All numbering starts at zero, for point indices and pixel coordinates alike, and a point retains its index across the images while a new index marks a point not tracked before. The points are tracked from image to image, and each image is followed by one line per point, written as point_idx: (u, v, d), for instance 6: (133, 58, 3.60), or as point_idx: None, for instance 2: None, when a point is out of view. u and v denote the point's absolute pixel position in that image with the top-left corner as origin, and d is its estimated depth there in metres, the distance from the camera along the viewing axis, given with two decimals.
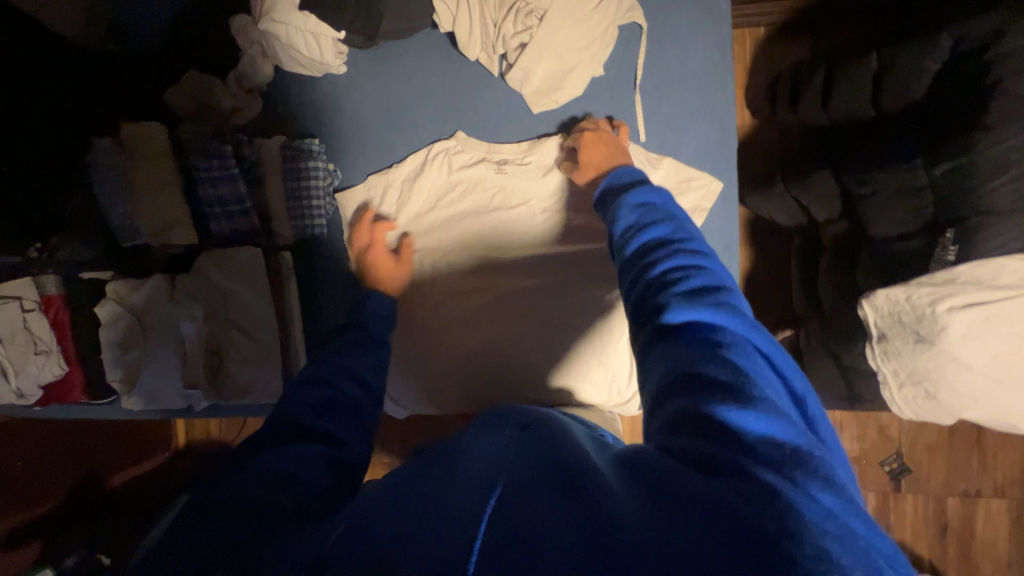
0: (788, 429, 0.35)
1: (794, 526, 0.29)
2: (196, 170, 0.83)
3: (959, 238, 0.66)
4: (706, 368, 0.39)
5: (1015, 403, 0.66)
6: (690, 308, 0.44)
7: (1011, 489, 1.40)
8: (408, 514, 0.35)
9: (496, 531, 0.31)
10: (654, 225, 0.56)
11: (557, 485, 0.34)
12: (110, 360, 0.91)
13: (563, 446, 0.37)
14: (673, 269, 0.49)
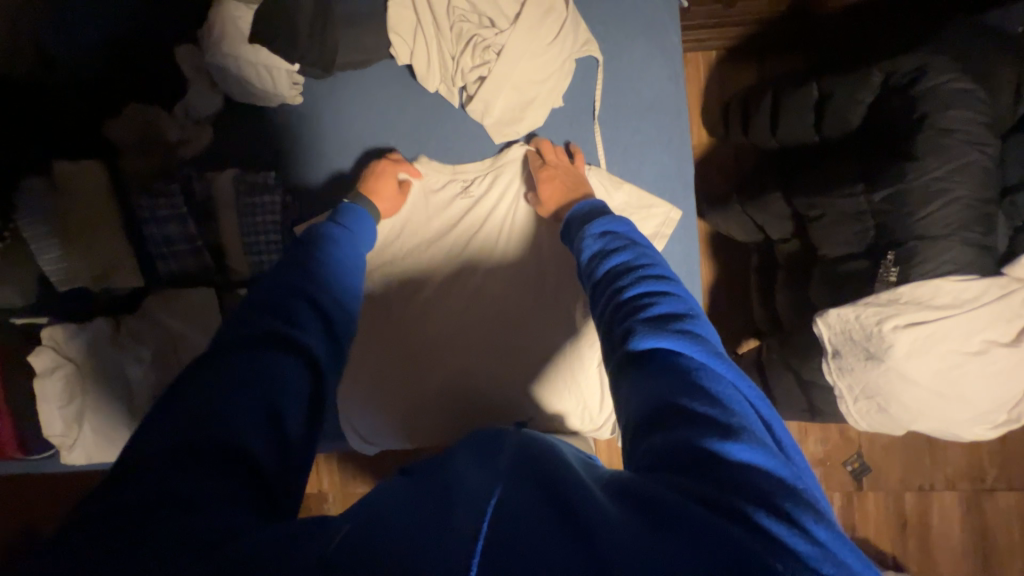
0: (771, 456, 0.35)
1: (787, 563, 0.28)
2: (140, 210, 0.79)
3: (899, 261, 0.69)
4: (684, 393, 0.38)
5: (960, 415, 0.68)
6: (661, 333, 0.44)
7: (960, 481, 1.48)
8: (399, 523, 0.32)
9: (495, 544, 0.29)
10: (620, 252, 0.56)
11: (552, 503, 0.33)
12: (46, 413, 0.84)
13: (555, 463, 0.36)
14: (640, 294, 0.49)
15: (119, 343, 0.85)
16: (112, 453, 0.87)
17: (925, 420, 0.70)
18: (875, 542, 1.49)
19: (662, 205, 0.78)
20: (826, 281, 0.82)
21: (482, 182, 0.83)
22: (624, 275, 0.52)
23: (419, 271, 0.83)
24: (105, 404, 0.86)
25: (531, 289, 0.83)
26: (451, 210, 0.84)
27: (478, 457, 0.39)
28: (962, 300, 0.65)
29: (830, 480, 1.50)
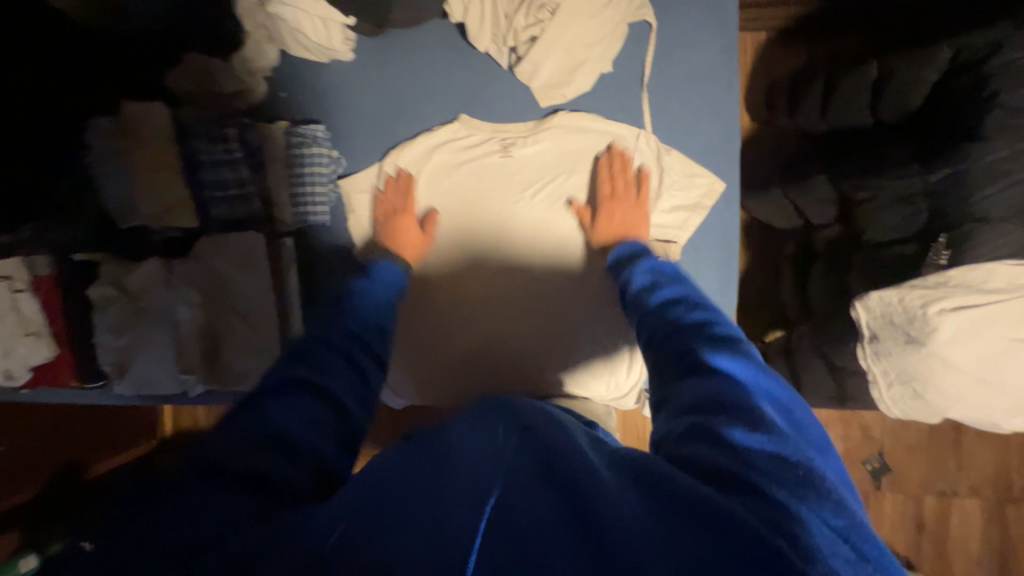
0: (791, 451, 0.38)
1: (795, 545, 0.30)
2: (197, 153, 0.82)
3: (952, 245, 0.67)
4: (726, 397, 0.43)
5: (1003, 406, 0.66)
6: (714, 351, 0.49)
7: (985, 490, 1.45)
8: (401, 512, 0.34)
9: (495, 532, 0.32)
10: (667, 285, 0.63)
11: (554, 487, 0.35)
12: (102, 343, 0.90)
13: (556, 444, 0.39)
14: (690, 317, 0.56)
15: (170, 282, 0.90)
16: (157, 386, 0.92)
17: (963, 408, 0.69)
18: (889, 542, 1.47)
19: (707, 175, 0.79)
20: (871, 265, 0.80)
21: (523, 146, 0.83)
22: (671, 302, 0.60)
23: (454, 232, 0.85)
24: (154, 339, 0.91)
25: (557, 256, 0.84)
26: (491, 172, 0.85)
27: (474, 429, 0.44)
28: (1017, 285, 0.64)
29: None
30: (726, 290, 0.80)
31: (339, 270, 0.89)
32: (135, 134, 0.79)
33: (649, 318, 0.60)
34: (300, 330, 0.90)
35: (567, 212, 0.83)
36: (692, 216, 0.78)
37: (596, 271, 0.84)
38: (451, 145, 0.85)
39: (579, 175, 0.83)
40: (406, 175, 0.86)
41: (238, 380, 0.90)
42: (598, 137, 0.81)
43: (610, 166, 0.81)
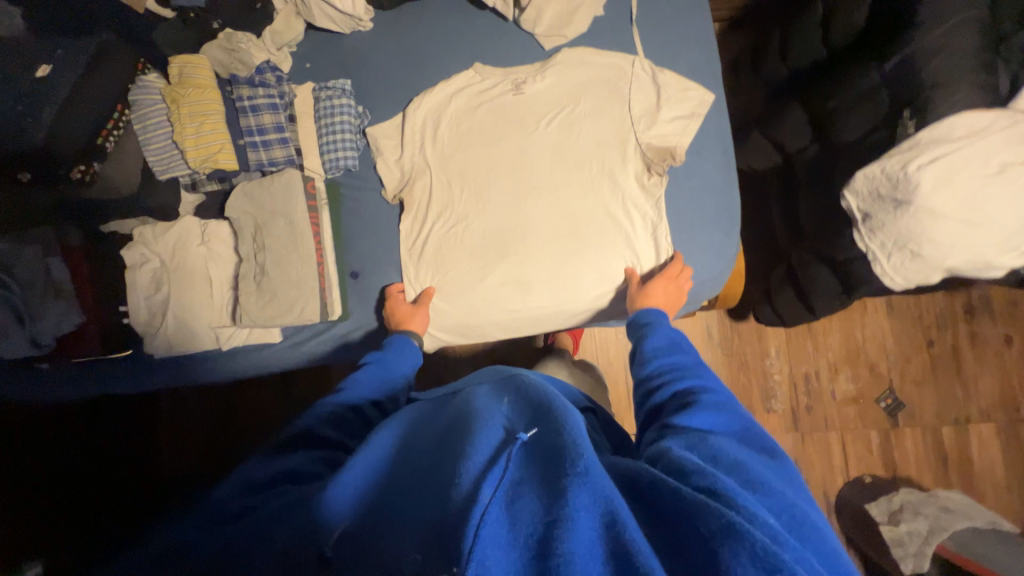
0: (782, 501, 0.45)
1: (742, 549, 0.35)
2: (240, 99, 0.86)
3: (917, 114, 0.79)
4: (712, 439, 0.51)
5: (989, 241, 0.74)
6: (712, 409, 0.57)
7: (995, 412, 1.49)
8: (405, 508, 0.45)
9: (498, 513, 0.39)
10: (679, 353, 0.70)
11: (549, 466, 0.42)
12: (134, 302, 0.90)
13: (566, 427, 0.45)
14: (691, 383, 0.64)
15: (207, 240, 0.92)
16: (192, 342, 0.91)
17: (957, 255, 0.76)
18: (917, 479, 1.47)
19: (698, 88, 0.89)
20: (850, 158, 0.90)
21: (533, 83, 0.93)
22: (678, 368, 0.68)
23: (475, 160, 0.94)
24: (188, 295, 0.90)
25: (576, 176, 0.91)
26: (506, 107, 0.94)
27: (493, 409, 0.52)
28: (977, 130, 0.73)
29: (866, 418, 1.49)
30: (729, 184, 0.91)
31: (370, 210, 0.95)
32: (181, 82, 0.83)
33: (656, 381, 0.68)
34: (335, 276, 0.90)
35: (579, 135, 0.92)
36: (690, 123, 0.88)
37: (613, 179, 0.91)
38: (467, 89, 0.95)
39: (588, 102, 0.92)
40: (428, 123, 0.95)
41: (274, 319, 0.85)
42: (601, 70, 0.92)
43: (614, 91, 0.91)
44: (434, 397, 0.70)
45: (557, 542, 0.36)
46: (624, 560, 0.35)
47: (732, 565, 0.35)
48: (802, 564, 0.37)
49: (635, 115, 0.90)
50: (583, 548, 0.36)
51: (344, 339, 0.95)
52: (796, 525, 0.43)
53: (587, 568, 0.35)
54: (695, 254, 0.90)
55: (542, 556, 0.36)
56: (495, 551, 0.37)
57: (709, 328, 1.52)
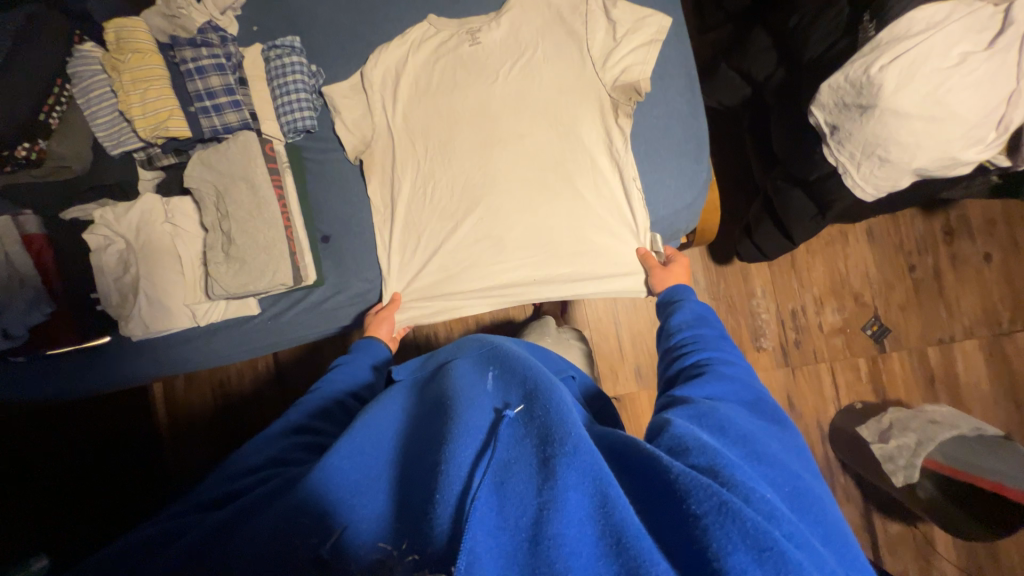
0: (787, 474, 0.46)
1: (733, 527, 0.35)
2: (184, 62, 0.83)
3: (875, 16, 0.79)
4: (721, 409, 0.51)
5: (954, 136, 0.74)
6: (729, 380, 0.57)
7: (979, 329, 1.52)
8: (394, 491, 0.46)
9: (490, 497, 0.39)
10: (703, 327, 0.69)
11: (538, 454, 0.42)
12: (102, 285, 0.88)
13: (552, 404, 0.45)
14: (707, 356, 0.62)
15: (172, 216, 0.89)
16: (167, 321, 0.89)
17: (925, 155, 0.76)
18: (906, 400, 1.50)
19: (654, 14, 0.85)
20: (815, 75, 0.89)
21: (490, 32, 0.90)
22: (699, 341, 0.66)
23: (442, 121, 0.91)
24: (159, 274, 0.88)
25: (546, 129, 0.89)
26: (466, 63, 0.91)
27: (478, 387, 0.53)
28: (935, 23, 0.72)
29: (853, 347, 1.52)
30: (695, 110, 0.90)
31: (334, 171, 0.93)
32: (121, 49, 0.80)
33: (673, 354, 0.67)
34: (305, 239, 0.89)
35: (542, 82, 0.89)
36: (650, 50, 0.84)
37: (579, 122, 0.88)
38: (426, 43, 0.92)
39: (546, 47, 0.89)
40: (389, 82, 0.92)
41: (244, 284, 0.84)
42: (553, 8, 0.89)
43: (571, 32, 0.88)
44: (424, 372, 0.69)
45: (545, 526, 0.36)
46: (618, 547, 0.36)
47: (724, 545, 0.35)
48: (797, 538, 0.37)
49: (593, 52, 0.87)
50: (572, 530, 0.36)
51: (323, 304, 0.93)
52: (799, 498, 0.44)
53: (577, 550, 0.35)
54: (666, 183, 0.89)
55: (534, 539, 0.36)
56: (483, 535, 0.36)
57: (694, 274, 1.53)
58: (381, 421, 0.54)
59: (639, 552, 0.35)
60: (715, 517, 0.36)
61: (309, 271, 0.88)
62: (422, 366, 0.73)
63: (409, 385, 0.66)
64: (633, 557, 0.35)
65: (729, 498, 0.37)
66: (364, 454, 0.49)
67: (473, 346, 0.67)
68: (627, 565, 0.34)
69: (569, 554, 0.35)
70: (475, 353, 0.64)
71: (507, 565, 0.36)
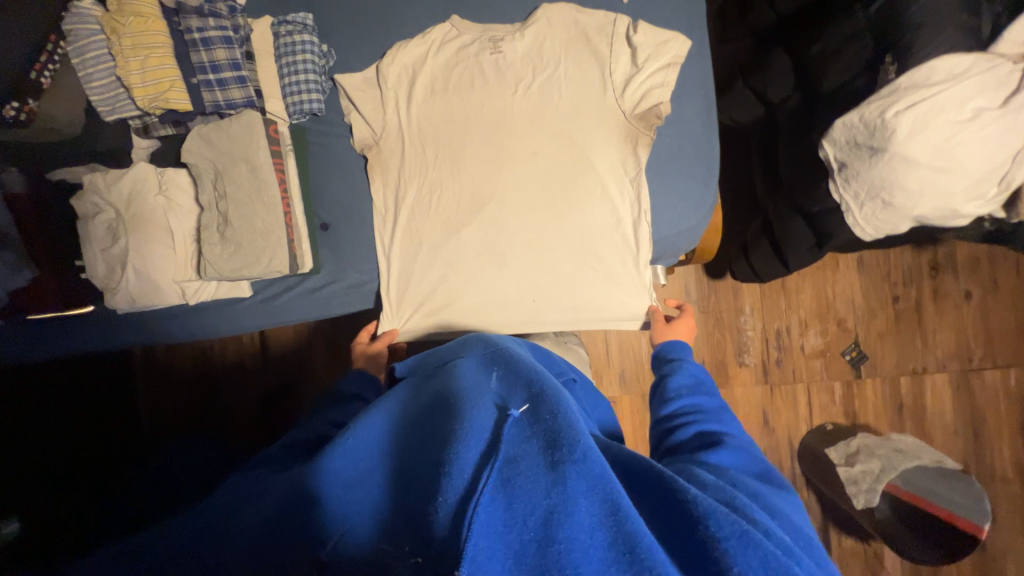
0: (799, 533, 0.47)
1: (746, 552, 0.38)
2: (189, 31, 0.79)
3: (897, 59, 0.79)
4: (736, 475, 0.52)
5: (957, 188, 0.75)
6: (738, 449, 0.58)
7: (950, 362, 1.57)
8: (398, 494, 0.46)
9: (497, 499, 0.40)
10: (702, 394, 0.70)
11: (546, 457, 0.42)
12: (88, 254, 0.85)
13: (560, 410, 0.46)
14: (711, 427, 0.63)
15: (165, 188, 0.86)
16: (155, 295, 0.86)
17: (926, 204, 0.78)
18: (873, 425, 1.56)
19: (676, 37, 0.84)
20: (830, 108, 0.89)
21: (513, 42, 0.87)
22: (701, 411, 0.67)
23: (455, 126, 0.89)
24: (148, 246, 0.85)
25: (559, 148, 0.87)
26: (487, 71, 0.88)
27: (482, 385, 0.53)
28: (955, 75, 0.73)
29: (831, 370, 1.56)
30: (710, 133, 0.89)
31: (339, 158, 0.91)
32: (118, 10, 0.76)
33: (675, 417, 0.67)
34: (304, 227, 0.87)
35: (561, 101, 0.87)
36: (670, 72, 0.83)
37: (595, 147, 0.87)
38: (446, 44, 0.88)
39: (568, 64, 0.86)
40: (407, 75, 0.89)
41: (237, 269, 0.82)
42: (579, 24, 0.86)
43: (594, 53, 0.86)
44: (424, 365, 0.69)
45: (557, 530, 0.38)
46: (631, 554, 0.37)
47: (742, 569, 0.37)
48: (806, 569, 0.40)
49: (614, 77, 0.85)
50: (583, 536, 0.38)
51: (317, 292, 0.92)
52: (801, 536, 0.47)
53: (587, 555, 0.37)
54: (672, 205, 0.90)
55: (544, 542, 0.37)
56: (487, 543, 0.37)
57: (686, 285, 1.54)
58: (382, 412, 0.54)
59: (653, 562, 0.37)
60: (732, 542, 0.38)
61: (304, 262, 0.86)
62: (423, 360, 0.72)
63: (408, 381, 0.65)
64: (647, 567, 0.36)
65: (743, 524, 0.39)
66: (360, 450, 0.49)
67: (476, 345, 0.66)
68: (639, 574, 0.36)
69: (581, 559, 0.37)
70: (479, 352, 0.62)
71: (514, 564, 0.37)
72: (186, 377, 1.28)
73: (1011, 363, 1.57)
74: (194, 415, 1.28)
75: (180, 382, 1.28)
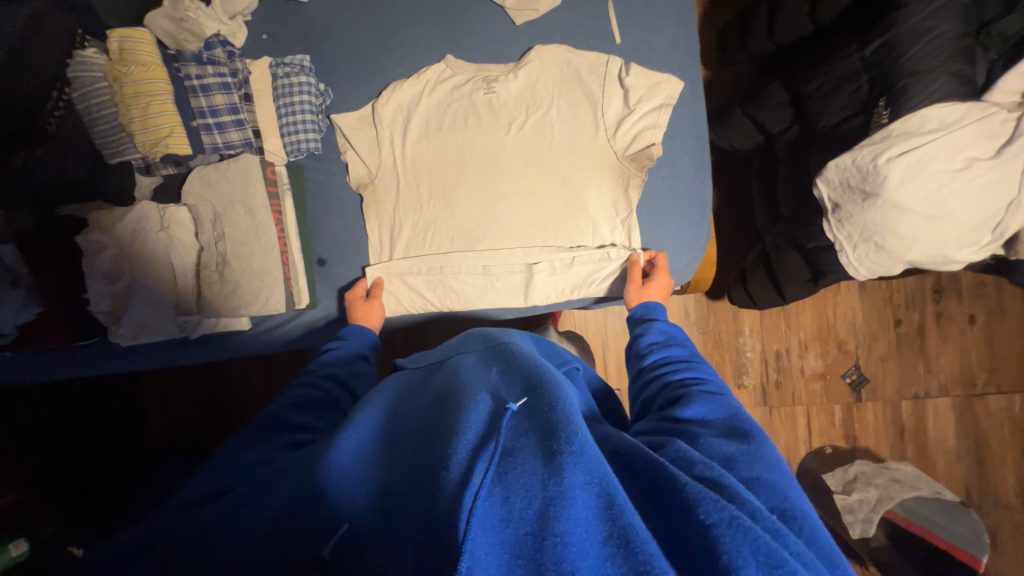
0: (772, 495, 0.46)
1: (745, 540, 0.37)
2: (188, 78, 0.83)
3: (891, 103, 0.78)
4: (702, 437, 0.52)
5: (950, 237, 0.76)
6: (705, 399, 0.58)
7: (953, 387, 1.55)
8: (398, 487, 0.46)
9: (494, 492, 0.39)
10: (675, 345, 0.71)
11: (542, 452, 0.42)
12: (94, 290, 0.79)
13: (557, 402, 0.47)
14: (685, 378, 0.64)
15: (168, 225, 0.82)
16: (156, 331, 0.83)
17: (919, 249, 0.78)
18: (874, 449, 1.53)
19: (668, 79, 0.86)
20: (827, 146, 0.88)
21: (506, 83, 0.89)
22: (676, 363, 0.67)
23: (449, 163, 0.90)
24: (150, 282, 0.81)
25: (553, 186, 0.90)
26: (484, 103, 0.90)
27: (483, 381, 0.55)
28: (948, 123, 0.73)
29: (830, 393, 1.54)
30: (701, 172, 0.92)
31: (335, 196, 0.92)
32: (120, 59, 0.79)
33: (646, 373, 0.69)
34: (300, 263, 0.90)
35: (553, 141, 0.89)
36: (661, 114, 0.86)
37: (586, 189, 0.89)
38: (441, 83, 0.90)
39: (561, 104, 0.89)
40: (404, 110, 0.90)
41: (238, 306, 0.85)
42: (572, 66, 0.89)
43: (587, 94, 0.88)
44: (426, 364, 0.70)
45: (552, 521, 0.37)
46: (625, 546, 0.36)
47: (735, 557, 0.36)
48: (803, 557, 0.38)
49: (606, 119, 0.88)
50: (579, 528, 0.37)
51: (314, 326, 0.94)
52: (789, 519, 0.44)
53: (582, 548, 0.36)
54: (664, 245, 0.92)
55: (539, 533, 0.36)
56: (485, 537, 0.36)
57: (685, 307, 1.52)
58: (376, 420, 0.55)
59: (648, 555, 0.35)
60: (729, 528, 0.37)
61: (303, 301, 0.89)
62: (425, 355, 0.75)
63: (408, 377, 0.67)
64: (641, 561, 0.35)
65: (737, 513, 0.38)
66: (361, 446, 0.51)
67: (476, 342, 0.69)
68: (635, 568, 0.35)
69: (576, 553, 0.35)
70: (479, 349, 0.65)
71: (510, 560, 0.35)
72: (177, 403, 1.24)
73: (1016, 390, 1.55)
74: (192, 435, 1.24)
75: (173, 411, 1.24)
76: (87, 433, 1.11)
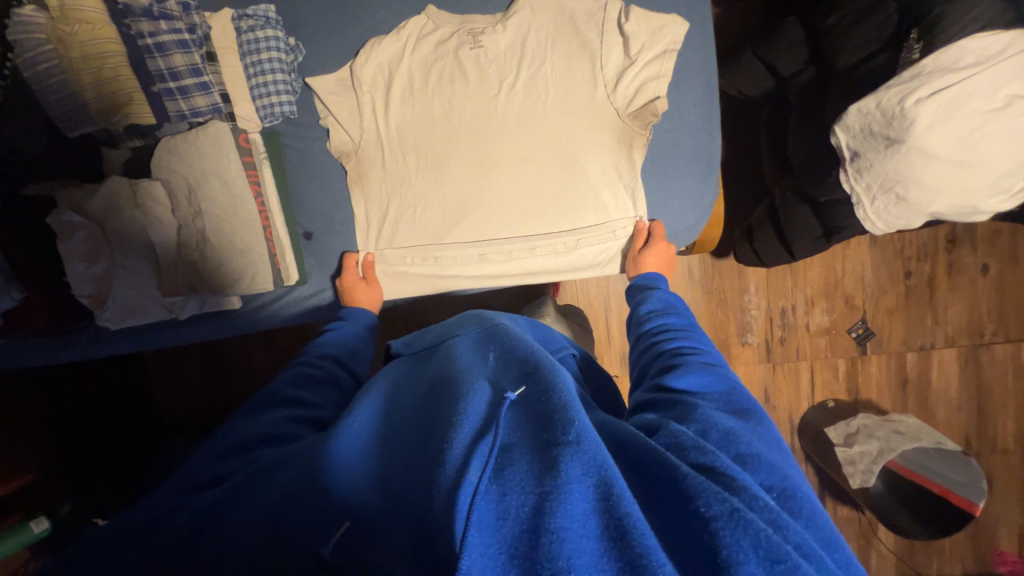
0: (772, 474, 0.44)
1: (748, 535, 0.35)
2: (141, 36, 0.74)
3: (922, 36, 0.71)
4: (701, 408, 0.49)
5: (978, 185, 0.71)
6: (703, 369, 0.56)
7: (960, 337, 1.53)
8: (386, 482, 0.43)
9: (488, 490, 0.37)
10: (673, 315, 0.68)
11: (538, 448, 0.40)
12: (73, 273, 0.74)
13: (554, 389, 0.44)
14: (682, 347, 0.61)
15: (142, 201, 0.76)
16: (145, 312, 0.80)
17: (943, 201, 0.73)
18: (877, 402, 1.53)
19: (674, 19, 0.78)
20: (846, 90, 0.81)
21: (494, 36, 0.81)
22: (673, 334, 0.64)
23: (436, 127, 0.84)
24: (131, 264, 0.77)
25: (547, 145, 0.83)
26: (469, 57, 0.82)
27: (478, 366, 0.53)
28: (986, 57, 0.67)
29: (835, 347, 1.52)
30: (710, 125, 0.85)
31: (317, 165, 0.87)
32: (66, 16, 0.72)
33: (644, 341, 0.66)
34: (286, 238, 0.85)
35: (547, 93, 0.82)
36: (665, 62, 0.79)
37: (585, 148, 0.83)
38: (423, 36, 0.82)
39: (556, 55, 0.82)
40: (384, 71, 0.83)
41: (226, 284, 0.81)
42: (567, 10, 0.80)
43: (584, 42, 0.81)
44: (419, 349, 0.67)
45: (547, 519, 0.34)
46: (622, 542, 0.34)
47: (735, 552, 0.34)
48: (803, 548, 0.36)
49: (605, 72, 0.81)
50: (576, 524, 0.35)
51: (304, 303, 0.91)
52: (788, 501, 0.42)
53: (580, 545, 0.34)
54: (667, 207, 0.87)
55: (535, 531, 0.34)
56: (480, 540, 0.33)
57: (690, 266, 1.48)
58: (364, 407, 0.52)
59: (644, 550, 0.33)
60: (731, 522, 0.35)
61: (289, 277, 0.85)
62: (417, 341, 0.72)
63: (402, 363, 0.65)
64: (637, 556, 0.33)
65: (738, 505, 0.36)
66: (361, 437, 0.48)
67: (472, 322, 0.66)
68: (632, 564, 0.33)
69: (573, 550, 0.33)
70: (473, 330, 0.62)
71: (505, 559, 0.33)
72: (178, 380, 1.23)
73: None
74: (196, 414, 1.24)
75: (175, 388, 1.23)
76: (93, 417, 1.08)
